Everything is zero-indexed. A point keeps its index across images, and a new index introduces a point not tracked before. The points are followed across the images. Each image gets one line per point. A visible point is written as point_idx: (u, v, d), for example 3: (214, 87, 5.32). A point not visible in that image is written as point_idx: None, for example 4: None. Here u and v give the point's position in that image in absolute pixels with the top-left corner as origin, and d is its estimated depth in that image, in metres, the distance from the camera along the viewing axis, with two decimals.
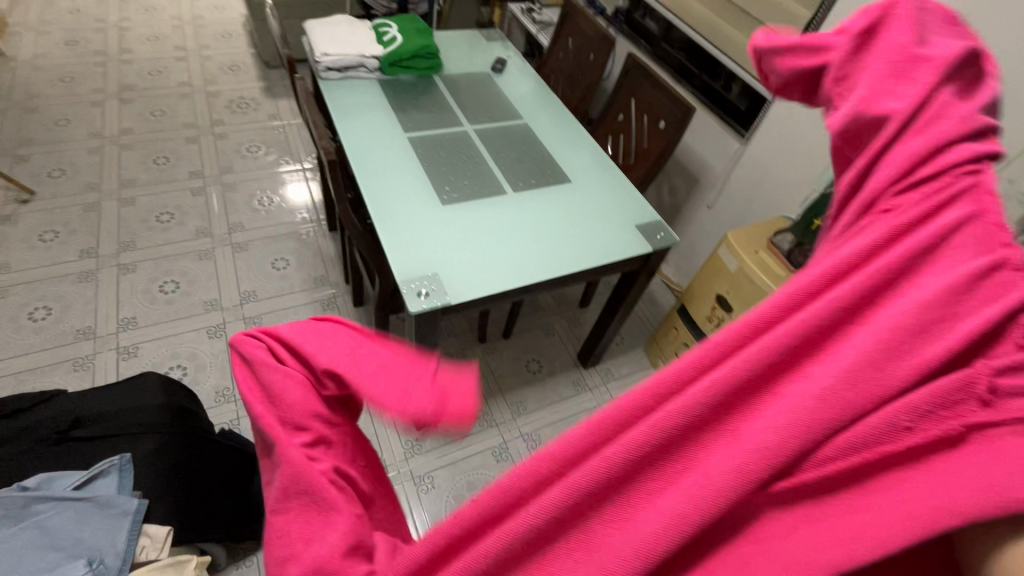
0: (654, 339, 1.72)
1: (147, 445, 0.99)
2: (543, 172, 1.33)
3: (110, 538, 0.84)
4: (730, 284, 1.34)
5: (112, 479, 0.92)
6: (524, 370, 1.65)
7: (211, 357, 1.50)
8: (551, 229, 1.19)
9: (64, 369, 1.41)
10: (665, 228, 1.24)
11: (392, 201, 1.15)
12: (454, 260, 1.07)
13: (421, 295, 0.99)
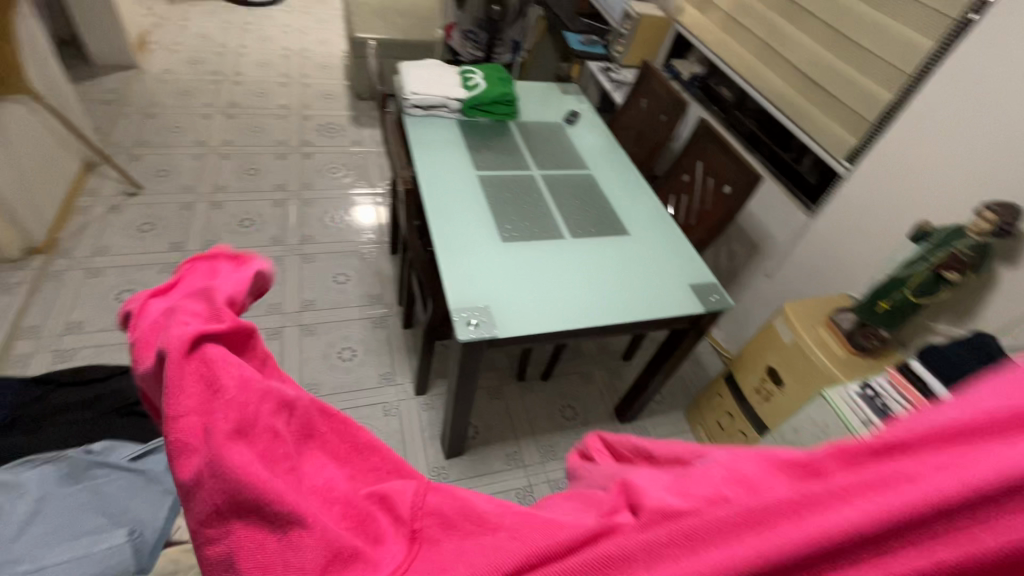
0: (696, 403, 1.67)
1: None
2: (602, 221, 1.36)
3: (152, 512, 0.89)
4: (783, 356, 1.30)
5: (163, 456, 0.98)
6: (558, 415, 1.64)
7: None
8: (605, 277, 1.20)
9: None
10: (720, 290, 1.23)
11: (456, 233, 1.21)
12: (507, 295, 1.10)
13: (471, 324, 1.02)
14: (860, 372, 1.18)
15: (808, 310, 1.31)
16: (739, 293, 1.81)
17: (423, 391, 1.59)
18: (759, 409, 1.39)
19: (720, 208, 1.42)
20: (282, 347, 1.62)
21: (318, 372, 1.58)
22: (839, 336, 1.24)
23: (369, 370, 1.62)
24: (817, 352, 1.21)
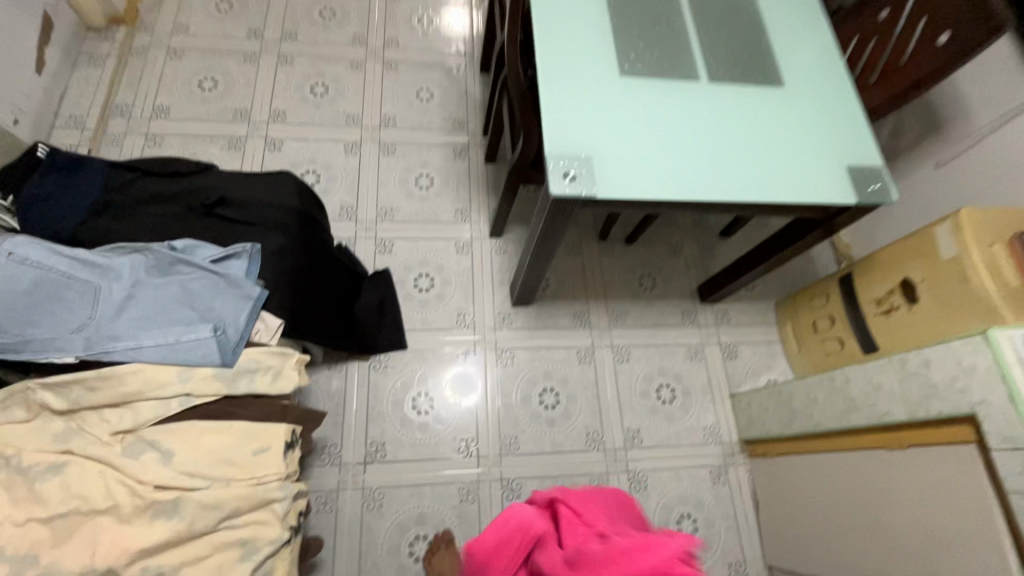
0: (792, 297, 1.49)
1: (274, 241, 1.04)
2: (752, 63, 1.05)
3: (234, 314, 0.93)
4: (932, 271, 1.07)
5: (243, 263, 0.98)
6: (635, 284, 1.53)
7: (343, 173, 1.52)
8: (738, 140, 0.96)
9: (220, 145, 1.50)
10: (886, 180, 0.96)
11: (566, 58, 0.98)
12: (614, 147, 0.92)
13: (567, 177, 0.87)
14: None
15: (989, 222, 1.02)
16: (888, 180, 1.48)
17: (498, 234, 1.50)
18: (875, 323, 1.21)
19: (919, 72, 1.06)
20: (360, 164, 1.55)
21: (394, 197, 1.52)
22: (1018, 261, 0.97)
23: (446, 203, 1.53)
24: (984, 277, 0.97)
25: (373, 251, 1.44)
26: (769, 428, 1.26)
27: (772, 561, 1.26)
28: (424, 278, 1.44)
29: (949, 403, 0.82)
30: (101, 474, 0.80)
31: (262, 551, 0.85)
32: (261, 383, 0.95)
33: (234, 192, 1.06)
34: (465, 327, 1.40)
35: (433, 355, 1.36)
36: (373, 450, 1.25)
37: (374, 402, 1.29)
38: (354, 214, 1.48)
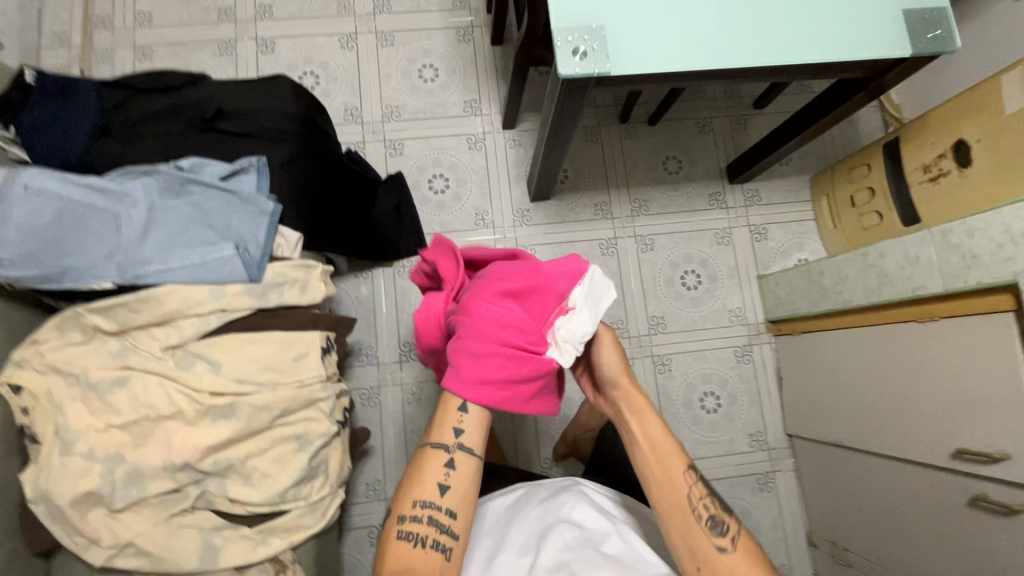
0: (830, 169, 1.39)
1: (280, 152, 1.01)
2: None
3: (253, 231, 0.94)
4: (992, 128, 0.96)
5: (252, 178, 0.97)
6: (659, 168, 1.45)
7: (343, 70, 1.43)
8: None
9: (211, 51, 1.41)
10: (950, 24, 0.83)
11: None
12: (629, 15, 0.81)
13: (577, 54, 0.78)
14: None
15: None
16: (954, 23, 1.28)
17: (511, 126, 1.42)
18: (919, 192, 1.12)
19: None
20: (359, 59, 1.44)
21: (400, 94, 1.43)
22: None
23: (454, 96, 1.44)
24: None
25: (384, 154, 1.40)
26: (796, 307, 1.25)
27: (791, 430, 1.32)
28: (438, 179, 1.40)
29: (991, 274, 0.78)
30: (161, 386, 0.88)
31: (316, 442, 0.94)
32: (291, 295, 0.98)
33: (230, 103, 1.01)
34: (484, 227, 1.39)
35: None
36: (407, 350, 1.31)
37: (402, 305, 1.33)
38: (360, 116, 1.41)
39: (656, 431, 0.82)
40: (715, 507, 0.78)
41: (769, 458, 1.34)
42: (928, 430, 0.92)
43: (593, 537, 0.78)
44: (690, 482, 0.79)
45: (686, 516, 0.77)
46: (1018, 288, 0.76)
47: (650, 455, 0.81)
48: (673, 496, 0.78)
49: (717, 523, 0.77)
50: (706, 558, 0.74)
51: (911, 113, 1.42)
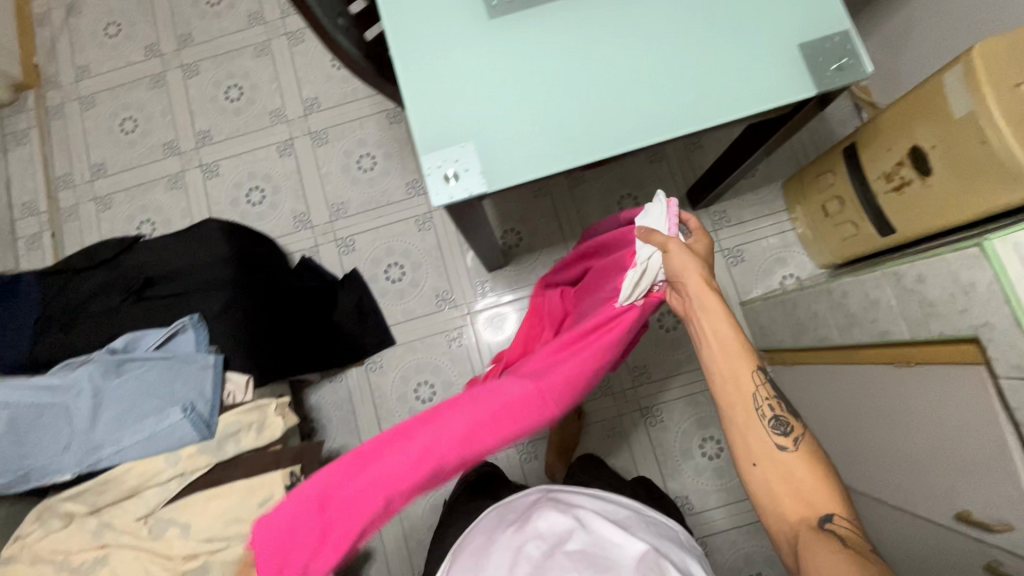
0: (799, 177, 1.28)
1: (215, 302, 1.03)
2: None
3: (198, 388, 0.97)
4: (945, 133, 0.85)
5: (190, 335, 1.00)
6: (615, 208, 1.39)
7: (285, 178, 1.45)
8: (651, 58, 0.77)
9: (163, 187, 1.47)
10: (855, 47, 0.74)
11: (422, 14, 0.80)
12: (500, 122, 0.77)
13: (448, 180, 0.75)
14: None
15: (1016, 51, 0.76)
16: None
17: None
18: (887, 202, 1.01)
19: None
20: (299, 164, 1.46)
21: (342, 190, 1.43)
22: None
23: (394, 180, 1.43)
24: (1006, 136, 0.76)
25: (338, 254, 1.40)
26: (780, 339, 1.16)
27: None
28: (394, 267, 1.39)
29: (951, 325, 0.69)
30: (138, 558, 0.91)
31: None
32: (248, 440, 1.00)
33: (163, 265, 1.06)
34: (446, 306, 1.37)
35: (423, 343, 1.35)
36: None
37: (380, 402, 1.33)
38: (309, 220, 1.42)
39: (729, 334, 0.70)
40: (780, 408, 0.69)
41: None
42: (928, 486, 0.82)
43: (558, 535, 0.75)
44: (758, 382, 0.70)
45: (747, 408, 0.69)
46: (980, 343, 0.66)
47: (718, 357, 0.71)
48: (739, 398, 0.70)
49: (779, 422, 0.68)
50: (763, 455, 0.68)
51: (882, 93, 1.28)
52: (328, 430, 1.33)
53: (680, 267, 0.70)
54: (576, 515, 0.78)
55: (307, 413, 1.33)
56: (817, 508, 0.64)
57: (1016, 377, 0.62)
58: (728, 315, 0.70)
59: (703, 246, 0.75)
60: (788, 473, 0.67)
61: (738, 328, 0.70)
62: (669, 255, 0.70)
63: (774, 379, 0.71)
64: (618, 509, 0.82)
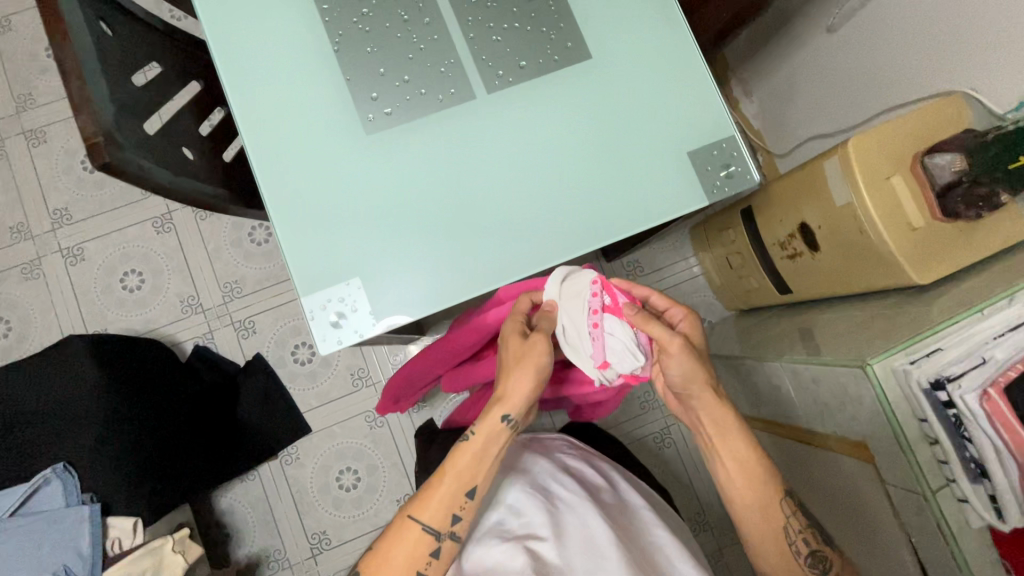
0: (702, 226, 1.30)
1: (87, 438, 0.92)
2: (549, 24, 0.75)
3: (72, 548, 0.86)
4: (828, 217, 0.88)
5: (57, 486, 0.89)
6: None
7: (166, 259, 1.28)
8: (543, 174, 0.74)
9: (15, 279, 1.25)
10: (742, 155, 0.75)
11: (289, 133, 0.71)
12: (386, 252, 0.71)
13: (333, 325, 0.68)
14: (937, 260, 0.79)
15: (883, 147, 0.80)
16: (787, 51, 1.18)
17: None
18: (781, 267, 1.04)
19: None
20: (181, 241, 1.29)
21: (234, 267, 1.29)
22: (926, 197, 0.78)
23: None
24: (879, 230, 0.80)
25: (236, 338, 1.27)
26: None
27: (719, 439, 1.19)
28: (303, 348, 1.28)
29: (845, 428, 0.73)
30: None
31: None
32: None
33: (23, 403, 0.93)
34: (364, 384, 1.28)
35: (342, 427, 1.27)
36: (318, 541, 1.23)
37: (299, 496, 1.24)
38: (199, 304, 1.27)
39: (747, 449, 0.71)
40: (815, 542, 0.69)
41: (715, 537, 1.29)
42: None
43: (591, 491, 0.75)
44: (788, 512, 0.70)
45: (781, 547, 0.69)
46: (868, 449, 0.70)
47: (743, 478, 0.70)
48: (771, 532, 0.70)
49: (818, 560, 0.68)
50: None
51: (773, 139, 1.33)
52: (243, 533, 1.22)
53: (687, 377, 0.68)
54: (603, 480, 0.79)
55: (217, 519, 1.22)
56: None
57: (902, 488, 0.66)
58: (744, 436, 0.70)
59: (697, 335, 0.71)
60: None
61: (757, 451, 0.71)
62: (670, 360, 0.67)
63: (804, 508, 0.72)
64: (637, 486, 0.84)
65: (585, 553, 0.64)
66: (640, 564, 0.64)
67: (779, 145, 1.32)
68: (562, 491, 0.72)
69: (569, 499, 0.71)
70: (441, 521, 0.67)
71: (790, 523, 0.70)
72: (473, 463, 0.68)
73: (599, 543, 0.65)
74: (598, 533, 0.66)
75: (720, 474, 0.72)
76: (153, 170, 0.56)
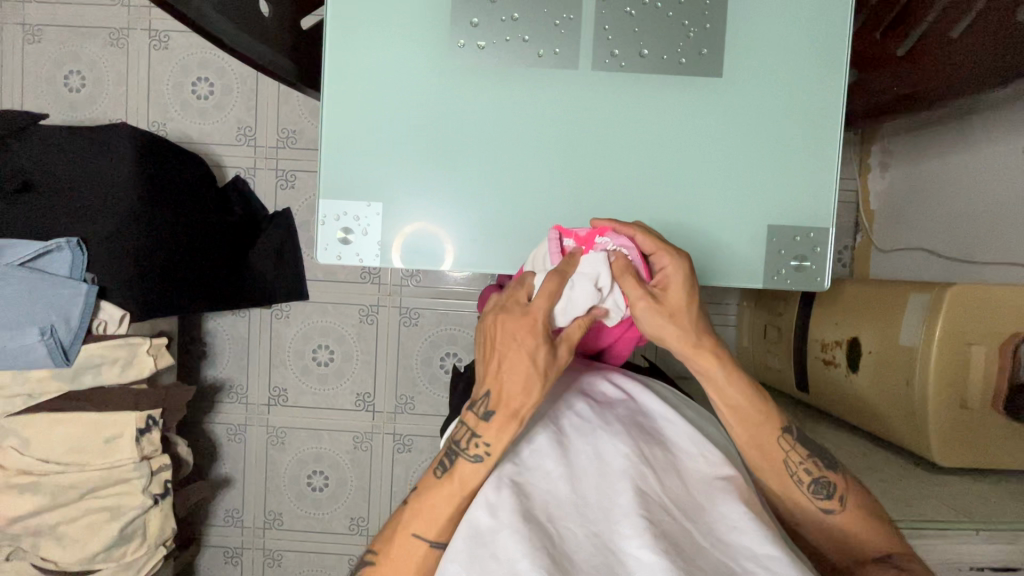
0: None
1: (105, 226, 0.97)
2: (693, 18, 0.65)
3: (64, 315, 0.93)
4: (884, 348, 0.79)
5: (66, 255, 0.94)
6: None
7: (239, 81, 1.26)
8: (607, 179, 0.67)
9: (101, 40, 1.26)
10: (823, 253, 0.66)
11: (371, 27, 0.65)
12: (420, 191, 0.67)
13: (341, 239, 0.67)
14: (967, 447, 0.71)
15: (984, 309, 0.69)
16: (949, 144, 1.01)
17: None
18: (812, 366, 0.96)
19: (988, 24, 0.63)
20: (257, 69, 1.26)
21: (297, 115, 1.26)
22: (1002, 384, 0.69)
23: None
24: (926, 390, 0.71)
25: (275, 185, 1.28)
26: None
27: None
28: None
29: None
30: None
31: (127, 514, 0.98)
32: (108, 375, 0.99)
33: (58, 172, 0.97)
34: (369, 281, 1.29)
35: (335, 308, 1.30)
36: (276, 395, 1.31)
37: (275, 349, 1.31)
38: (252, 137, 1.27)
39: (737, 383, 0.52)
40: (820, 468, 0.53)
41: None
42: None
43: (610, 403, 0.54)
44: (785, 446, 0.53)
45: (781, 478, 0.54)
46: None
47: (729, 411, 0.53)
48: (770, 467, 0.53)
49: (820, 485, 0.53)
50: (808, 518, 0.54)
51: (882, 227, 1.18)
52: (216, 358, 1.31)
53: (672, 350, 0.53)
54: (624, 383, 0.58)
55: (199, 335, 1.30)
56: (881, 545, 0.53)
57: None
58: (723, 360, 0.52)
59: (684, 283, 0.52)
60: (821, 534, 0.54)
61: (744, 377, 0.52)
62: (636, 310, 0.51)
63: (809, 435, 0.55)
64: (667, 389, 0.62)
65: (598, 487, 0.45)
66: (671, 498, 0.45)
67: (885, 238, 1.17)
68: (569, 407, 0.52)
69: (582, 417, 0.51)
70: (449, 527, 0.48)
71: (792, 456, 0.53)
72: (470, 468, 0.48)
73: (618, 473, 0.46)
74: (615, 461, 0.47)
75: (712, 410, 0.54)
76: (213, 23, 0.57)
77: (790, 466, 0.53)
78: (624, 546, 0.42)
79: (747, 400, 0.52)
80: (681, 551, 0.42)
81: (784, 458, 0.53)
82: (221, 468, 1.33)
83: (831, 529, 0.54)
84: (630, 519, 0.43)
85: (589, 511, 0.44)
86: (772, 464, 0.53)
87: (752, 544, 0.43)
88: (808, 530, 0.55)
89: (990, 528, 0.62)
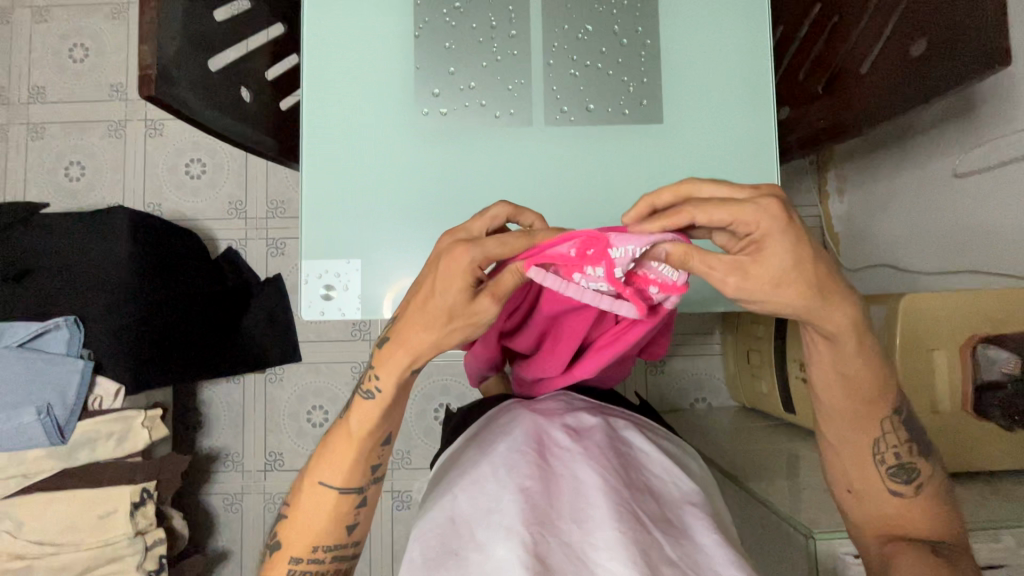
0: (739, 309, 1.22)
1: (104, 301, 1.01)
2: (632, 75, 0.72)
3: (60, 392, 0.96)
4: None
5: (63, 334, 0.99)
6: None
7: (229, 159, 1.35)
8: (569, 221, 0.72)
9: (101, 132, 1.35)
10: None
11: (345, 102, 0.72)
12: (395, 247, 0.72)
13: (323, 296, 0.71)
14: (946, 453, 0.72)
15: (941, 314, 0.73)
16: (893, 166, 1.08)
17: None
18: (795, 387, 0.98)
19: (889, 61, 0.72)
20: None
21: (285, 186, 1.34)
22: (967, 384, 0.72)
23: None
24: None
25: (265, 253, 1.33)
26: None
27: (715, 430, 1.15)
28: None
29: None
30: None
31: None
32: (103, 450, 0.99)
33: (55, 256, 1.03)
34: (360, 338, 1.32)
35: (328, 368, 1.32)
36: (271, 460, 1.31)
37: (270, 414, 1.32)
38: (243, 211, 1.34)
39: (859, 359, 0.53)
40: (909, 455, 0.58)
41: None
42: None
43: (584, 429, 0.55)
44: (886, 428, 0.58)
45: (863, 452, 0.58)
46: None
47: (840, 379, 0.55)
48: (859, 438, 0.58)
49: (903, 470, 0.58)
50: (864, 486, 0.59)
51: (847, 248, 1.23)
52: (212, 427, 1.32)
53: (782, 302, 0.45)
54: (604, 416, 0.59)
55: (195, 405, 1.32)
56: (921, 527, 0.56)
57: None
58: (865, 338, 0.51)
59: (798, 259, 0.43)
60: (867, 510, 0.59)
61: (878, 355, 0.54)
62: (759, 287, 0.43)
63: (910, 419, 0.59)
64: (652, 427, 0.65)
65: (573, 504, 0.47)
66: (644, 514, 0.47)
67: (852, 257, 1.21)
68: (548, 439, 0.53)
69: (560, 444, 0.52)
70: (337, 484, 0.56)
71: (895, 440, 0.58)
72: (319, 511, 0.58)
73: (593, 490, 0.47)
74: (593, 483, 0.48)
75: (811, 369, 0.56)
76: (198, 111, 0.66)
77: (888, 443, 0.58)
78: (595, 559, 0.43)
79: (873, 381, 0.55)
80: (652, 562, 0.43)
81: (885, 436, 0.58)
82: (218, 541, 1.30)
83: (883, 504, 0.58)
84: (605, 534, 0.44)
85: (557, 528, 0.45)
86: (862, 434, 0.58)
87: (718, 565, 0.45)
88: (855, 493, 0.59)
89: (972, 528, 0.62)
